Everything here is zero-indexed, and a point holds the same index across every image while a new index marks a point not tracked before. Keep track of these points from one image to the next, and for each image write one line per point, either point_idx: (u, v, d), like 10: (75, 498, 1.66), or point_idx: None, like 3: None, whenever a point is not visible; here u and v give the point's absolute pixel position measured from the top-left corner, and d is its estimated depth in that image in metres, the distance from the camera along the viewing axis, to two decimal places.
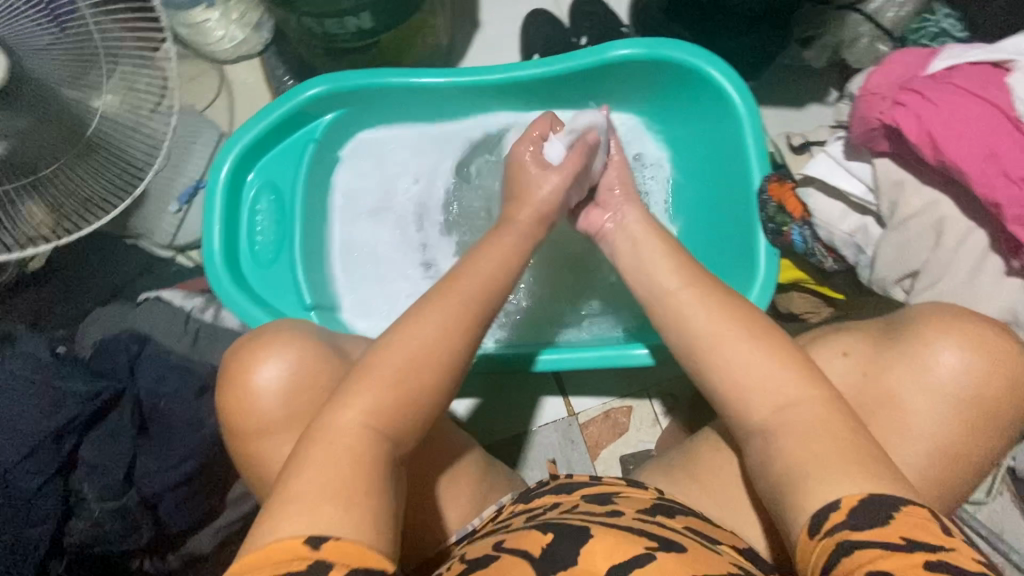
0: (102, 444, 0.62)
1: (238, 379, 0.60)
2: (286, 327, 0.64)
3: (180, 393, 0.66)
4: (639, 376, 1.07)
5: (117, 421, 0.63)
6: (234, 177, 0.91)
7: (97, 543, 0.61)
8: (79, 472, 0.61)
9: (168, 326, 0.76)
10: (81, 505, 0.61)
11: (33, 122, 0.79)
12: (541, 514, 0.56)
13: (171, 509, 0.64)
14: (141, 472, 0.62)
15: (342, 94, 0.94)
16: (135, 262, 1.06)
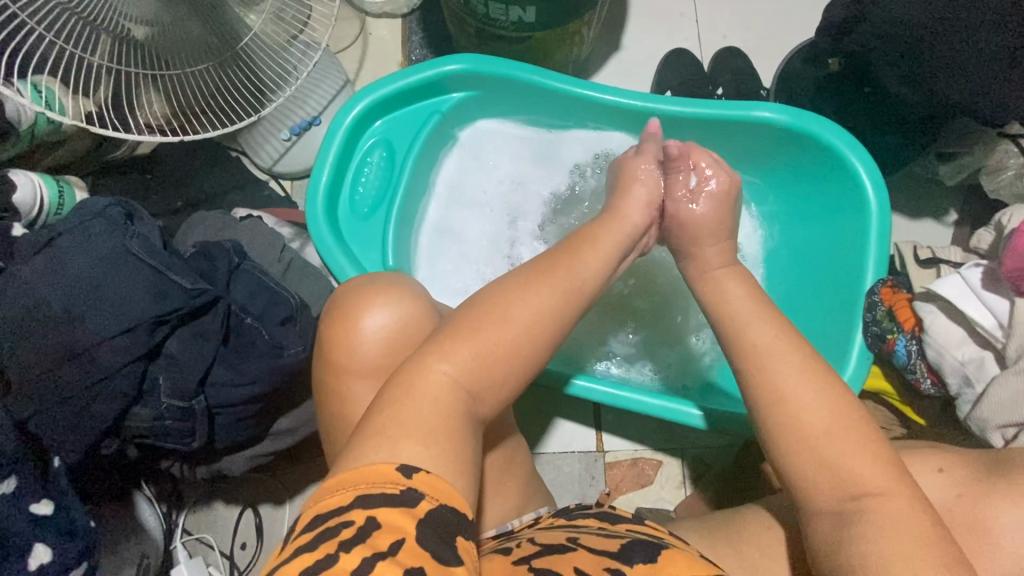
0: (188, 343, 0.59)
1: (348, 320, 0.61)
2: (401, 284, 0.65)
3: (270, 315, 0.64)
4: (677, 435, 1.04)
5: (208, 325, 0.60)
6: (357, 124, 0.92)
7: (154, 434, 0.61)
8: (159, 362, 0.59)
9: (266, 249, 0.75)
10: (148, 397, 0.59)
11: (189, 26, 0.82)
12: (594, 533, 0.59)
13: (230, 421, 0.64)
14: (217, 381, 0.61)
15: (480, 76, 0.95)
16: (232, 175, 1.09)
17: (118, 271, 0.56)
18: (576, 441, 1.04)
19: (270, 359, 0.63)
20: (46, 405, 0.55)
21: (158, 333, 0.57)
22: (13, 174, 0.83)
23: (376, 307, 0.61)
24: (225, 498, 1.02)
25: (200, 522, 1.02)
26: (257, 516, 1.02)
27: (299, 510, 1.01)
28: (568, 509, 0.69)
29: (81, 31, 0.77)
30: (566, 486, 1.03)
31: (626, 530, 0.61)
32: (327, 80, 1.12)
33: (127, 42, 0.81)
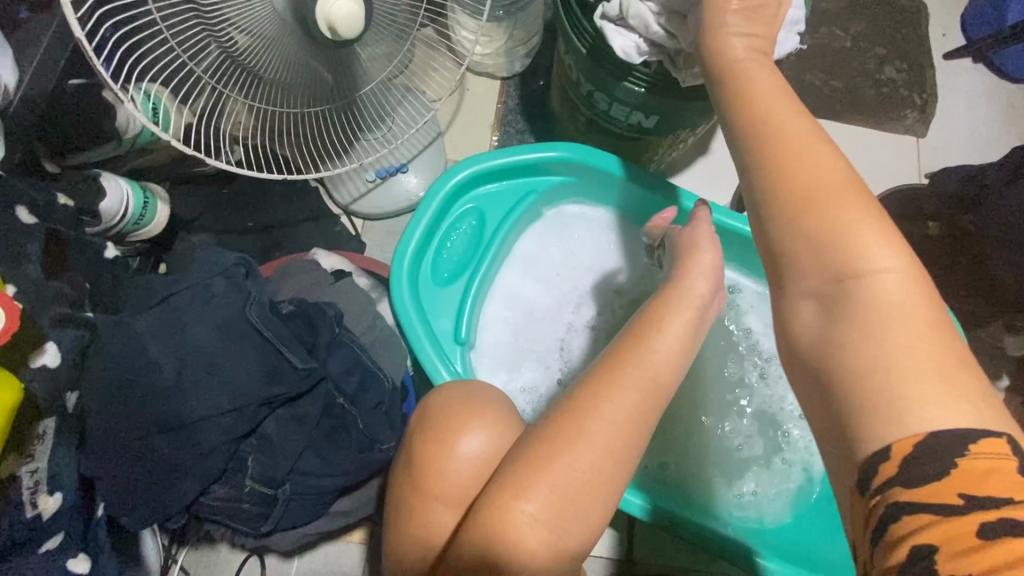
0: (284, 425, 0.68)
1: (442, 440, 0.59)
2: (492, 399, 0.63)
3: (360, 405, 0.72)
4: (708, 558, 1.01)
5: (305, 409, 0.69)
6: (456, 192, 0.92)
7: (229, 511, 0.68)
8: (253, 441, 0.68)
9: (359, 311, 0.78)
10: (233, 475, 0.68)
11: (312, 61, 0.78)
12: None
13: (298, 507, 0.70)
14: (300, 468, 0.69)
15: (583, 167, 0.94)
16: (307, 207, 1.06)
17: (241, 346, 0.67)
18: (607, 546, 1.01)
19: (353, 450, 0.70)
20: (144, 472, 0.64)
21: (260, 414, 0.66)
22: (104, 179, 0.79)
23: (471, 429, 0.59)
24: (230, 542, 0.96)
25: (200, 561, 0.96)
26: (262, 566, 0.96)
27: (307, 569, 0.96)
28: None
29: (200, 48, 0.74)
30: None
31: None
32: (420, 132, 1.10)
33: (234, 60, 0.76)
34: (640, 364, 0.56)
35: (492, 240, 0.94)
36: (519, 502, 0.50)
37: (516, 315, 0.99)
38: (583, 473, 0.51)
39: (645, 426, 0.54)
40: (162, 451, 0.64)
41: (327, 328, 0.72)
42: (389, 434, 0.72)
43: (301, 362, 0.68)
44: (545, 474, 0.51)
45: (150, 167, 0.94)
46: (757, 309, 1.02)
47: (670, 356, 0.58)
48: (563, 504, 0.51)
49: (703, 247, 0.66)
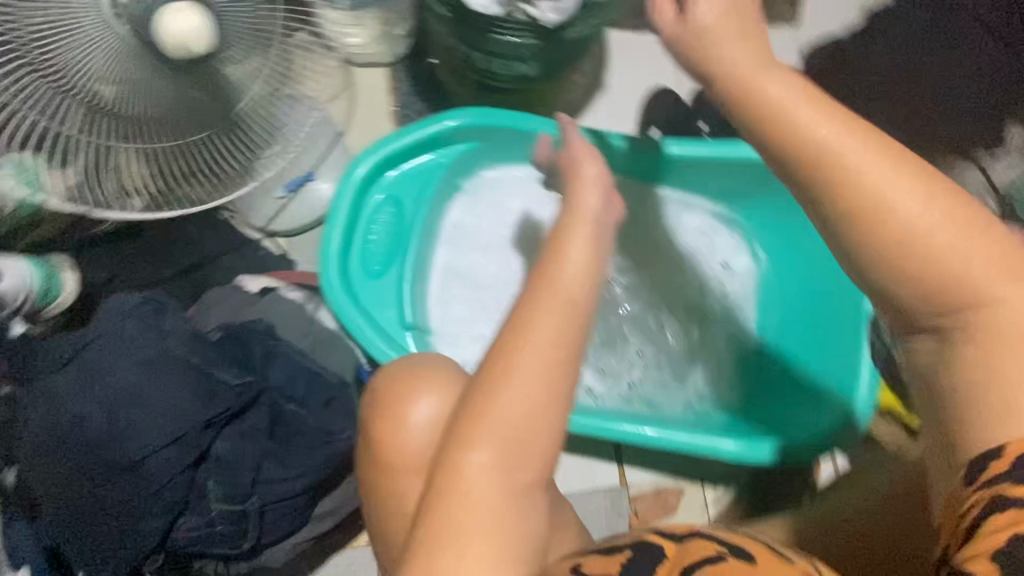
0: (233, 442, 0.71)
1: (390, 414, 0.61)
2: (436, 364, 0.65)
3: (308, 405, 0.74)
4: (693, 461, 1.08)
5: (251, 422, 0.72)
6: (366, 183, 0.92)
7: (204, 541, 0.70)
8: (208, 466, 0.70)
9: (289, 321, 0.80)
10: (197, 503, 0.69)
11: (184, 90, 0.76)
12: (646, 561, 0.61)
13: (274, 518, 0.72)
14: (263, 479, 0.71)
15: (483, 129, 0.96)
16: (225, 239, 1.03)
17: (166, 377, 0.68)
18: (598, 475, 1.07)
19: (309, 451, 0.72)
20: (105, 521, 0.65)
21: (206, 437, 0.68)
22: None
23: (420, 398, 0.60)
24: None
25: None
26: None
27: None
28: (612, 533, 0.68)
29: (53, 101, 0.72)
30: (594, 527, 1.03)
31: None
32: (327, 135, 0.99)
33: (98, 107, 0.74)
34: (559, 292, 0.58)
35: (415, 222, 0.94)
36: (467, 452, 0.53)
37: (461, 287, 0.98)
38: (522, 401, 0.53)
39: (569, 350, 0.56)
40: (114, 496, 0.65)
41: (260, 344, 0.75)
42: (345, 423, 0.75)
43: (236, 378, 0.71)
44: (484, 411, 0.53)
45: (44, 240, 0.94)
46: (678, 220, 1.06)
47: (584, 270, 0.60)
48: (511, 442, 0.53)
49: (584, 162, 0.69)
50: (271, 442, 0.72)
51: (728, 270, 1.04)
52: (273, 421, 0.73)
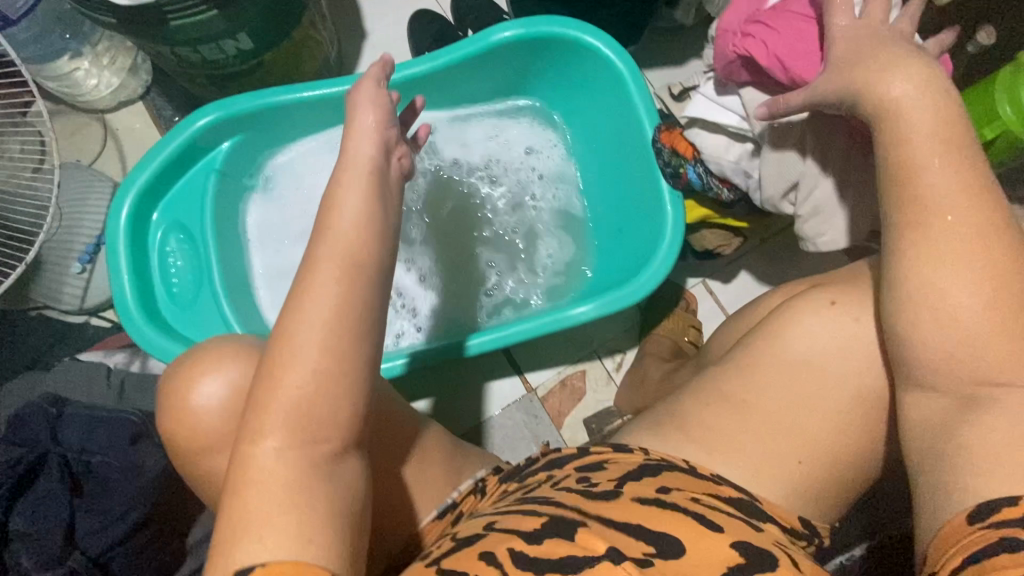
0: (34, 512, 0.59)
1: (176, 406, 0.57)
2: (229, 343, 0.61)
3: (113, 445, 0.64)
4: (584, 340, 1.11)
5: (47, 485, 0.61)
6: (136, 223, 0.87)
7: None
8: (14, 546, 0.58)
9: (90, 382, 0.71)
10: None
11: None
12: (534, 490, 0.61)
13: (125, 567, 0.61)
14: (85, 531, 0.60)
15: (233, 120, 0.92)
16: (46, 333, 1.00)
17: None
18: (505, 394, 1.08)
19: (124, 482, 0.63)
20: None
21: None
22: None
23: (204, 377, 0.57)
24: None
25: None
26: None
27: None
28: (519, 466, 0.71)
29: None
30: (516, 438, 1.06)
31: (575, 473, 0.63)
32: (94, 191, 1.05)
33: None
34: (310, 245, 0.53)
35: (206, 238, 0.91)
36: (258, 443, 0.47)
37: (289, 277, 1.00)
38: (300, 381, 0.48)
39: (344, 305, 0.50)
40: None
41: (41, 419, 0.63)
42: (155, 453, 0.65)
43: (6, 454, 0.61)
44: (264, 402, 0.48)
45: None
46: (469, 135, 1.04)
47: (355, 226, 0.53)
48: (290, 415, 0.47)
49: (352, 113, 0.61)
50: (79, 497, 0.62)
51: (534, 160, 1.04)
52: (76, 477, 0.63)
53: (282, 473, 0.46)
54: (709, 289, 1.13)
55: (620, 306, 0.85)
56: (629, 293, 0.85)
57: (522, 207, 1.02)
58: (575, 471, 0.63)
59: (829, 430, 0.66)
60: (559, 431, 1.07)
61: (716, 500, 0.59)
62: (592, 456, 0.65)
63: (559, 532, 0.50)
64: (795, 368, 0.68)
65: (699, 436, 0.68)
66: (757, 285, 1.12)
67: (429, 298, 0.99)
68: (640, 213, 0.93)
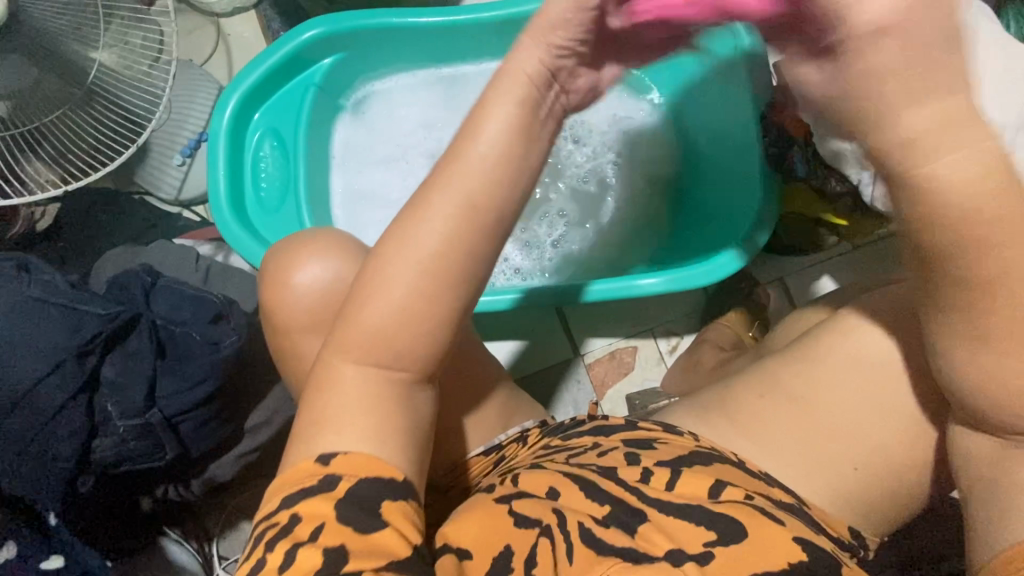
0: (122, 364, 0.63)
1: (280, 279, 0.61)
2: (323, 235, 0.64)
3: (196, 320, 0.67)
4: (643, 317, 1.08)
5: (137, 345, 0.64)
6: (237, 122, 0.91)
7: (124, 459, 0.64)
8: (103, 392, 0.62)
9: (181, 263, 0.76)
10: (104, 426, 0.63)
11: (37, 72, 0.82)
12: (581, 456, 0.59)
13: (193, 430, 0.67)
14: (162, 393, 0.64)
15: (339, 36, 0.93)
16: (143, 216, 1.06)
17: (28, 316, 0.60)
18: (555, 353, 1.07)
19: (203, 356, 0.66)
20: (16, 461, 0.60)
21: (87, 364, 0.61)
22: None
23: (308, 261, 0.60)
24: None
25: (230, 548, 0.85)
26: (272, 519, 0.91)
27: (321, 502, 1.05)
28: (562, 425, 0.69)
29: None
30: (556, 400, 1.06)
31: (621, 445, 0.60)
32: (200, 92, 1.10)
33: None
34: None
35: (298, 148, 0.94)
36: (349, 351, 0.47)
37: (369, 202, 1.03)
38: (388, 290, 0.46)
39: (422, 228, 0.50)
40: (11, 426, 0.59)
41: (137, 283, 0.67)
42: (235, 333, 0.68)
43: (105, 308, 0.63)
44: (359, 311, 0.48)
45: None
46: None
47: None
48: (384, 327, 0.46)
49: None
50: (162, 361, 0.65)
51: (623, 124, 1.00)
52: (161, 342, 0.66)
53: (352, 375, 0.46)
54: (785, 288, 1.06)
55: (694, 285, 0.82)
56: (703, 274, 0.81)
57: (605, 169, 0.99)
58: (621, 443, 0.61)
59: (893, 449, 0.61)
60: (600, 402, 1.06)
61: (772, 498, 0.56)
62: (640, 431, 0.62)
63: (623, 521, 0.51)
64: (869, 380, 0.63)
65: (745, 425, 0.64)
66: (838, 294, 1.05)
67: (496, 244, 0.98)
68: (731, 192, 0.89)
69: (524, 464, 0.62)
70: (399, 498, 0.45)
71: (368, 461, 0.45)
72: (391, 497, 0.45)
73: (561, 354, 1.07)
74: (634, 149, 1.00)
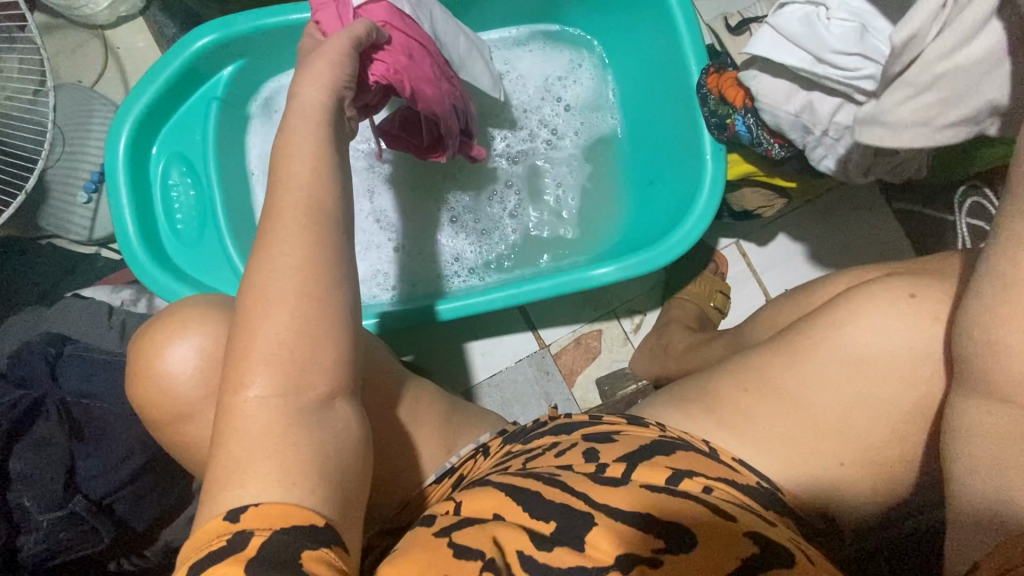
0: (32, 454, 0.60)
1: (148, 367, 0.53)
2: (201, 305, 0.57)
3: (112, 390, 0.65)
4: (604, 298, 1.06)
5: (47, 427, 0.62)
6: (135, 152, 0.82)
7: (56, 553, 0.60)
8: (15, 487, 0.60)
9: (92, 324, 0.69)
10: (26, 521, 0.59)
11: None
12: (538, 457, 0.57)
13: (129, 508, 0.63)
14: (85, 475, 0.61)
15: (235, 41, 0.85)
16: (60, 263, 0.99)
17: None
18: (501, 358, 1.05)
19: (120, 430, 0.63)
20: None
21: None
22: None
23: (177, 341, 0.53)
24: None
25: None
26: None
27: None
28: (525, 427, 0.67)
29: None
30: (526, 393, 1.04)
31: (579, 441, 0.59)
32: (96, 118, 1.00)
33: None
34: (279, 200, 0.47)
35: (210, 171, 0.86)
36: (258, 416, 0.42)
37: None
38: (275, 338, 0.43)
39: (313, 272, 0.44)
40: None
41: (40, 356, 0.65)
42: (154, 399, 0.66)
43: (6, 397, 0.62)
44: (265, 370, 0.42)
45: None
46: None
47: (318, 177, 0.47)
48: (276, 377, 0.42)
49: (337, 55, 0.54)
50: (78, 442, 0.63)
51: (559, 98, 0.96)
52: (77, 419, 0.64)
53: (256, 438, 0.41)
54: (742, 251, 1.05)
55: (646, 268, 0.79)
56: (654, 255, 0.79)
57: (544, 152, 0.95)
58: (582, 438, 0.59)
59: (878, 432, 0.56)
60: (571, 390, 1.04)
61: (733, 491, 0.53)
62: (601, 425, 0.61)
63: (568, 529, 0.47)
64: (808, 337, 0.60)
65: (727, 418, 0.62)
66: (793, 250, 1.04)
67: (440, 245, 0.93)
68: (676, 165, 0.86)
69: (484, 472, 0.59)
70: (317, 544, 0.38)
71: (281, 511, 0.39)
72: (308, 545, 0.38)
73: (500, 361, 1.05)
74: (574, 122, 0.96)
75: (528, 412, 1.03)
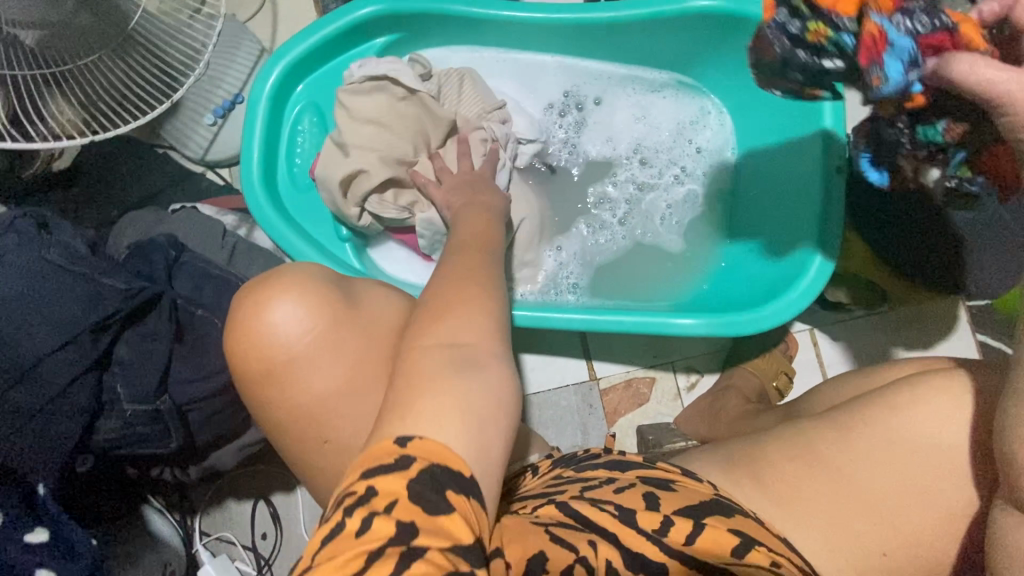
0: (136, 345, 0.64)
1: (250, 320, 0.54)
2: (295, 273, 0.57)
3: (217, 303, 0.70)
4: (665, 349, 1.05)
5: (155, 325, 0.65)
6: (278, 92, 0.86)
7: (127, 443, 0.65)
8: (113, 371, 0.63)
9: (206, 239, 0.75)
10: (111, 405, 0.63)
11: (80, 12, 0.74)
12: (595, 489, 0.54)
13: (200, 421, 0.69)
14: (176, 379, 0.66)
15: (399, 17, 0.88)
16: (169, 173, 1.03)
17: (46, 283, 0.60)
18: (544, 381, 1.04)
19: (216, 344, 0.68)
20: None
21: (101, 342, 0.61)
22: None
23: (283, 304, 0.54)
24: (235, 492, 0.90)
25: (215, 525, 0.89)
26: (271, 507, 0.90)
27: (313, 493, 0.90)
28: (574, 454, 0.63)
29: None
30: (565, 420, 1.03)
31: (638, 479, 0.55)
32: (242, 50, 1.04)
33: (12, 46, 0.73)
34: None
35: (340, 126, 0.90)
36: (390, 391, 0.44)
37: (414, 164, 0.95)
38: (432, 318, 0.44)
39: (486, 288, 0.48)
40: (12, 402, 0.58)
41: (161, 256, 0.69)
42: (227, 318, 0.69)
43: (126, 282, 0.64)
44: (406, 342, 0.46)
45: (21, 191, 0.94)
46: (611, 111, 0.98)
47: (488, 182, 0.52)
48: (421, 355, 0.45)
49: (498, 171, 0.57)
50: (180, 345, 0.67)
51: (692, 140, 0.97)
52: (181, 322, 0.68)
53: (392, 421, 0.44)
54: (815, 339, 1.03)
55: (726, 331, 0.78)
56: (741, 320, 0.79)
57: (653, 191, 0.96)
58: (637, 478, 0.55)
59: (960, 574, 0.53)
60: (609, 429, 1.03)
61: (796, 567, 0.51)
62: (656, 469, 0.57)
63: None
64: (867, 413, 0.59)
65: (777, 491, 0.58)
66: (866, 351, 1.02)
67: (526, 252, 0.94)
68: (782, 241, 0.86)
69: (533, 494, 0.57)
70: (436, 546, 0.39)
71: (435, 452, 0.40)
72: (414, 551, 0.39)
73: (547, 381, 1.04)
74: (699, 163, 0.96)
75: (560, 438, 1.02)
